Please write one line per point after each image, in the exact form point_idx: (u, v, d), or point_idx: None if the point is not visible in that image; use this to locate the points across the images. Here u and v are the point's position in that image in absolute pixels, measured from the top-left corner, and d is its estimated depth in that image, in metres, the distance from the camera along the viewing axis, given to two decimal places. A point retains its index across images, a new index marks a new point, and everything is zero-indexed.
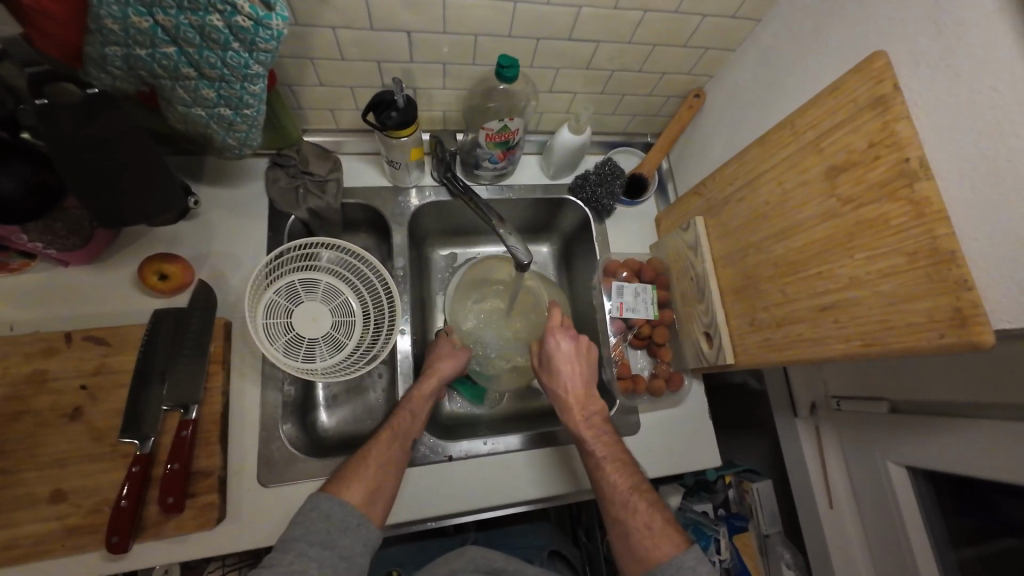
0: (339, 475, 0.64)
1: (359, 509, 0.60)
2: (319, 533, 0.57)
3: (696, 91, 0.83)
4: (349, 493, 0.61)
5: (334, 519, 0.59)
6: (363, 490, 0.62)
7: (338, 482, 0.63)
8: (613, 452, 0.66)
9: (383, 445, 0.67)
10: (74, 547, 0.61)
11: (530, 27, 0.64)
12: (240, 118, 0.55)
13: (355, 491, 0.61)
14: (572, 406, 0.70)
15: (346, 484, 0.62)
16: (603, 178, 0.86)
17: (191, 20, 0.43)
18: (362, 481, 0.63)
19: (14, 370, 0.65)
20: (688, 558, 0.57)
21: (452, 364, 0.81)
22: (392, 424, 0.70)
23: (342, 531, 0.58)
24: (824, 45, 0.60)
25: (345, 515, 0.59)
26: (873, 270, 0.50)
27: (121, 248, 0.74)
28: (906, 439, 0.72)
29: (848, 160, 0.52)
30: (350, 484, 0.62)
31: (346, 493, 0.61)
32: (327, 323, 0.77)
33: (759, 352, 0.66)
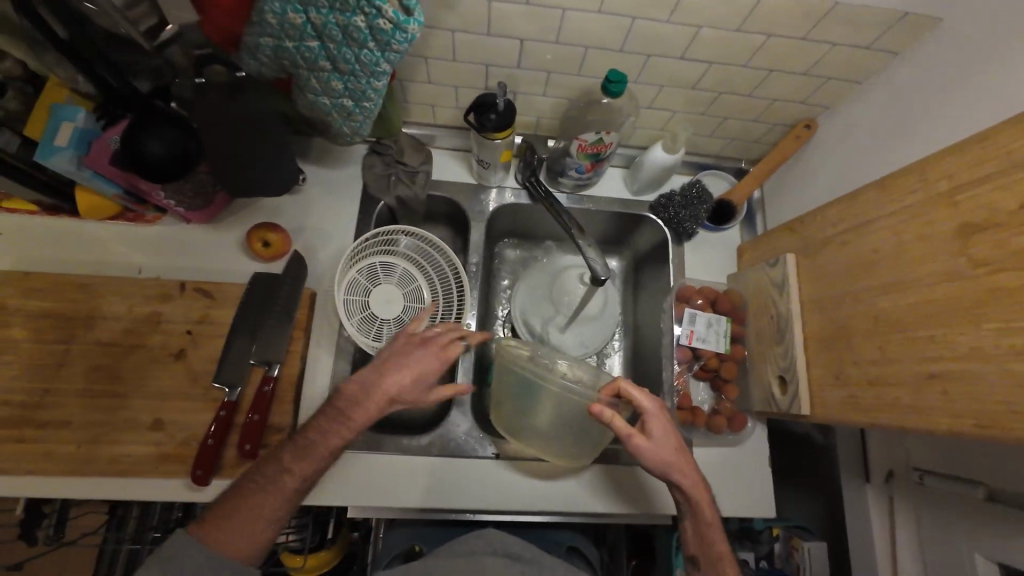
0: (224, 514, 0.58)
1: (239, 560, 0.57)
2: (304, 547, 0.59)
3: (807, 121, 0.77)
4: (219, 544, 0.57)
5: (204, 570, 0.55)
6: (239, 539, 0.57)
7: (215, 526, 0.57)
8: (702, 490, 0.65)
9: (281, 495, 0.59)
10: (164, 472, 0.69)
11: (643, 44, 0.63)
12: (359, 109, 0.59)
13: (233, 540, 0.57)
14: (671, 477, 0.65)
15: (223, 532, 0.57)
16: (688, 201, 0.84)
17: (338, 19, 0.47)
18: (245, 530, 0.57)
19: (138, 309, 0.74)
20: None
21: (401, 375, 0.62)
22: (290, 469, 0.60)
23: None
24: (974, 88, 0.54)
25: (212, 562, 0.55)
26: (1003, 344, 0.45)
27: (233, 212, 0.82)
28: (1003, 534, 0.64)
29: (988, 218, 0.47)
30: (229, 532, 0.57)
31: (221, 543, 0.56)
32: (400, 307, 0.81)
33: (843, 409, 0.62)
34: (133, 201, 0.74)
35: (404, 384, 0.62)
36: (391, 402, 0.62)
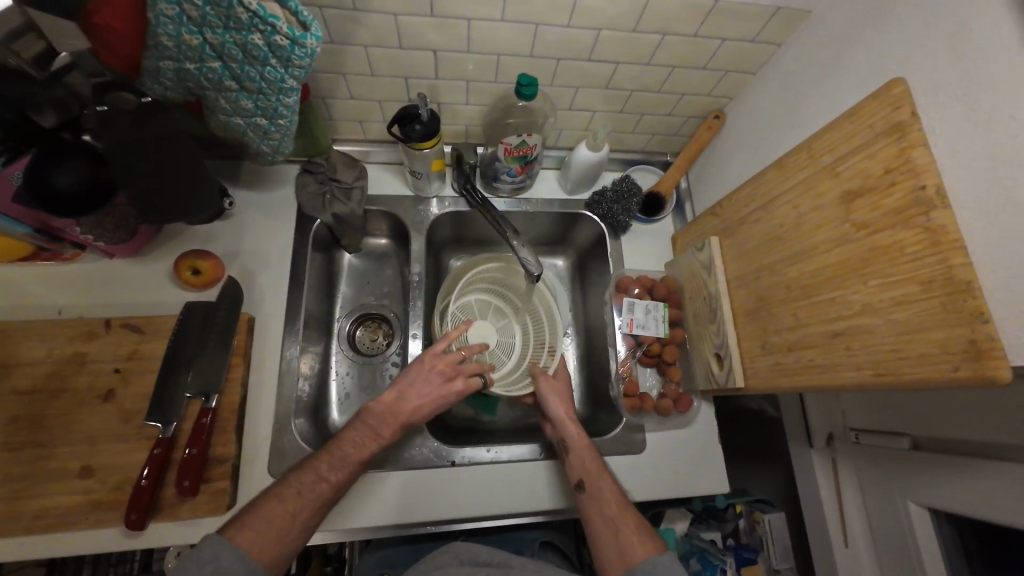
0: (251, 513, 0.56)
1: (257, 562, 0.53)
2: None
3: (716, 112, 0.83)
4: (245, 542, 0.53)
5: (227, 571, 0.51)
6: (269, 541, 0.55)
7: (239, 523, 0.55)
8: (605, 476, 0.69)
9: (310, 496, 0.58)
10: (97, 521, 0.65)
11: (551, 48, 0.66)
12: (274, 127, 0.59)
13: (256, 538, 0.54)
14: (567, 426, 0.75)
15: (252, 527, 0.55)
16: (619, 195, 0.88)
17: (235, 38, 0.47)
18: (270, 530, 0.55)
19: (59, 351, 0.70)
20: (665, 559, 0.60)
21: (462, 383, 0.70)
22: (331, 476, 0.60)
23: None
24: (845, 70, 0.60)
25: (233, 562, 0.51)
26: (886, 297, 0.49)
27: (161, 243, 0.80)
28: (928, 478, 0.68)
29: (863, 186, 0.52)
30: (254, 530, 0.55)
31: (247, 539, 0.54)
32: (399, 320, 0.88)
33: (771, 377, 0.65)
34: (46, 239, 0.71)
35: (425, 397, 0.69)
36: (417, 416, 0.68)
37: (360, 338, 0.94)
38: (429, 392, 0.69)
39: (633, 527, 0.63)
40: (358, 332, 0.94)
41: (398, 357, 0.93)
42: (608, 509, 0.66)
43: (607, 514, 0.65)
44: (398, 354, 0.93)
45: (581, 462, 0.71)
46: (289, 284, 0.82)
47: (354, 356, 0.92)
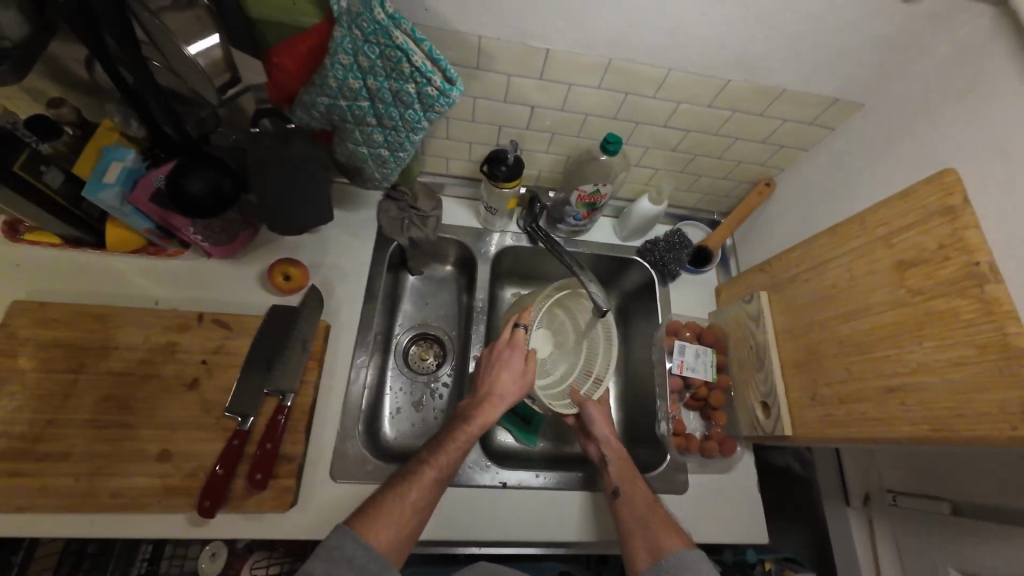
0: (370, 512, 0.64)
1: (382, 554, 0.61)
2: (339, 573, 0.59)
3: (766, 180, 0.91)
4: (374, 538, 0.62)
5: (359, 561, 0.60)
6: (392, 534, 0.63)
7: (367, 521, 0.63)
8: (640, 484, 0.77)
9: (417, 490, 0.67)
10: (168, 505, 0.67)
11: (633, 114, 0.75)
12: (393, 158, 0.67)
13: (382, 535, 0.62)
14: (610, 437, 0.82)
15: (375, 522, 0.63)
16: (671, 246, 0.95)
17: (392, 85, 0.56)
18: (391, 525, 0.64)
19: (154, 338, 0.75)
20: (695, 557, 0.67)
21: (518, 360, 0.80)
22: (435, 463, 0.70)
23: (362, 574, 0.59)
24: (895, 156, 0.68)
25: (367, 559, 0.60)
26: (941, 358, 0.54)
27: (253, 248, 0.87)
28: (971, 543, 0.70)
29: (917, 257, 0.59)
30: (378, 527, 0.63)
31: (373, 533, 0.62)
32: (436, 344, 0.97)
33: (820, 426, 0.69)
34: (161, 235, 0.78)
35: (507, 384, 0.78)
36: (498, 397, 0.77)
37: (414, 356, 0.98)
38: (510, 378, 0.78)
39: (659, 524, 0.71)
40: (413, 349, 0.99)
41: (449, 377, 0.97)
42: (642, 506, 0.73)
43: (638, 508, 0.73)
44: (449, 375, 0.97)
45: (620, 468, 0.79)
46: (364, 297, 0.88)
47: (407, 372, 0.96)
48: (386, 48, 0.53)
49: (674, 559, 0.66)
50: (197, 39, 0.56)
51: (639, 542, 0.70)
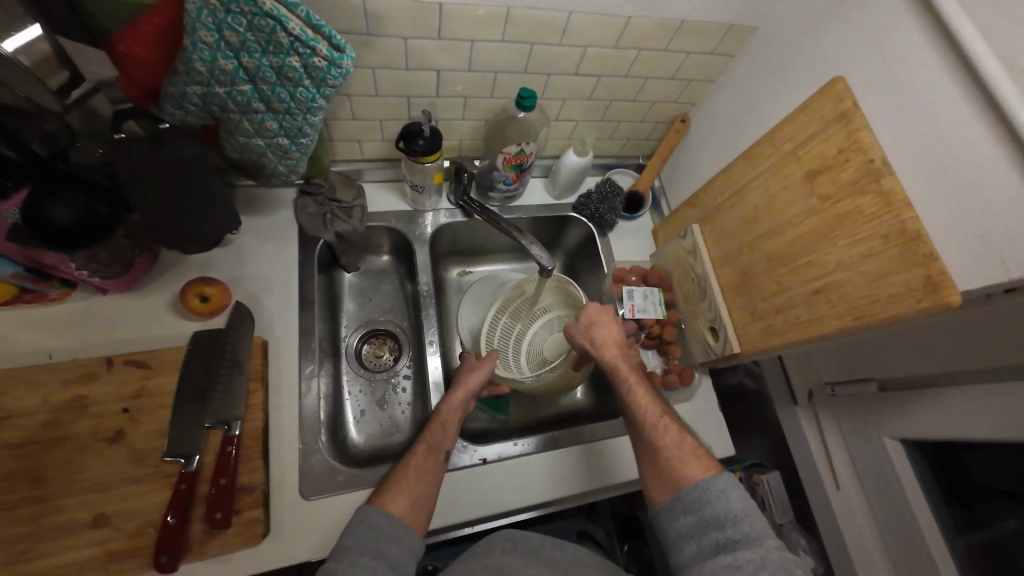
0: (386, 486, 0.66)
1: (402, 519, 0.62)
2: (370, 542, 0.59)
3: (681, 116, 0.93)
4: (391, 506, 0.63)
5: (384, 529, 0.61)
6: (407, 500, 0.64)
7: (383, 494, 0.65)
8: (653, 406, 0.71)
9: (421, 458, 0.69)
10: (118, 572, 0.60)
11: (543, 65, 0.73)
12: (295, 146, 0.61)
13: (398, 503, 0.63)
14: (609, 352, 0.78)
15: (388, 493, 0.64)
16: (604, 196, 0.96)
17: (272, 61, 0.50)
18: (405, 492, 0.65)
19: (56, 396, 0.66)
20: (718, 484, 0.62)
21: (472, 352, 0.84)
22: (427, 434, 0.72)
23: (391, 539, 0.60)
24: (790, 73, 0.72)
25: (390, 523, 0.61)
26: (855, 253, 0.59)
27: (156, 275, 0.77)
28: (898, 412, 0.80)
29: (823, 164, 0.62)
30: (393, 495, 0.64)
31: (389, 503, 0.63)
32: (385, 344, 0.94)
33: (763, 339, 0.74)
34: (34, 278, 0.67)
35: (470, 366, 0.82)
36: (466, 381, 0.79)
37: (367, 355, 0.94)
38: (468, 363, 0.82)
39: (680, 453, 0.66)
40: (365, 349, 0.94)
41: (409, 369, 0.94)
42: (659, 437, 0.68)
43: (650, 432, 0.69)
44: (408, 367, 0.94)
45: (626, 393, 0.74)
46: (298, 304, 0.81)
47: (364, 372, 0.91)
48: (254, 18, 0.46)
49: (698, 491, 0.62)
50: (10, 34, 0.52)
51: (658, 470, 0.66)
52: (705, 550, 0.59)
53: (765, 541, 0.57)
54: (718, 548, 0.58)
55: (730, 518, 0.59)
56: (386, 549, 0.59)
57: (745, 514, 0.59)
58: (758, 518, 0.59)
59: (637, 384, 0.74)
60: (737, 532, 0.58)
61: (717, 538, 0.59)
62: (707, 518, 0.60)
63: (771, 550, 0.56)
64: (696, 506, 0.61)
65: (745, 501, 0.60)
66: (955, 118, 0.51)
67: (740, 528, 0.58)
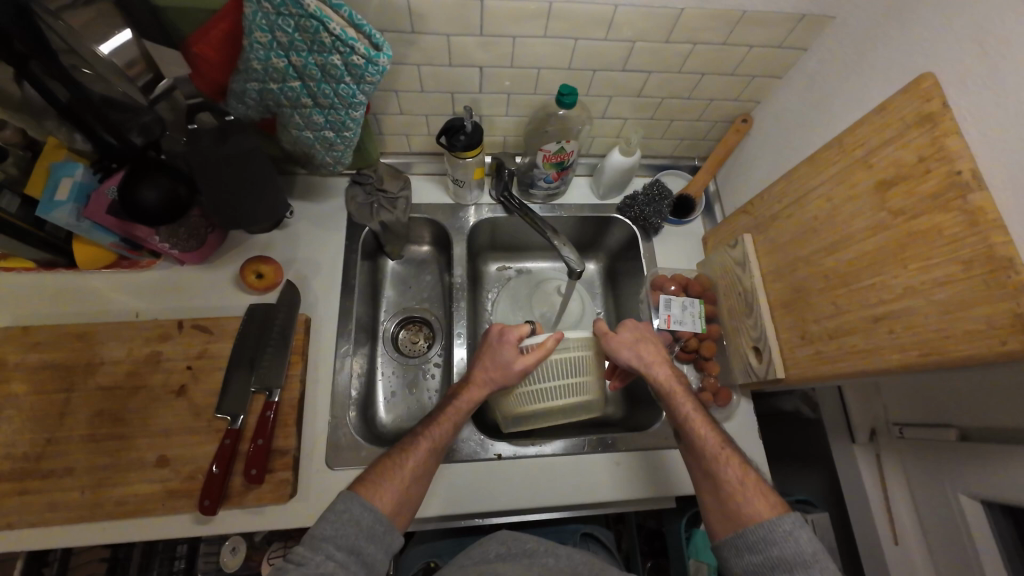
0: (371, 475, 0.64)
1: (387, 516, 0.62)
2: (348, 537, 0.59)
3: (743, 116, 0.86)
4: (377, 499, 0.62)
5: (364, 525, 0.60)
6: (394, 497, 0.63)
7: (367, 485, 0.63)
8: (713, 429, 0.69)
9: (422, 451, 0.67)
10: (172, 508, 0.69)
11: (587, 61, 0.71)
12: (340, 139, 0.65)
13: (385, 497, 0.62)
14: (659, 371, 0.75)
15: (378, 485, 0.63)
16: (651, 198, 0.91)
17: (317, 60, 0.53)
18: (393, 487, 0.63)
19: (137, 350, 0.76)
20: (784, 524, 0.58)
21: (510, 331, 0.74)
22: (431, 431, 0.70)
23: (370, 537, 0.60)
24: (871, 68, 0.63)
25: (373, 520, 0.60)
26: (928, 278, 0.51)
27: (225, 251, 0.87)
28: (979, 468, 0.68)
29: (898, 174, 0.54)
30: (381, 489, 0.63)
31: (377, 496, 0.62)
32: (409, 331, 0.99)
33: (812, 366, 0.66)
34: (129, 247, 0.78)
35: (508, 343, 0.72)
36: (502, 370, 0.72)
37: (404, 340, 0.98)
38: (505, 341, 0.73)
39: (744, 486, 0.62)
40: (401, 334, 0.99)
41: (440, 358, 0.97)
42: (728, 469, 0.64)
43: (712, 463, 0.66)
44: (439, 355, 0.97)
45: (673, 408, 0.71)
46: (341, 287, 0.87)
47: (398, 356, 0.96)
48: (301, 19, 0.50)
49: (760, 531, 0.59)
50: (107, 38, 0.61)
51: (720, 502, 0.63)
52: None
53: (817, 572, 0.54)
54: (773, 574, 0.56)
55: (798, 559, 0.56)
56: (363, 547, 0.59)
57: (816, 558, 0.55)
58: (829, 564, 0.55)
59: (693, 408, 0.70)
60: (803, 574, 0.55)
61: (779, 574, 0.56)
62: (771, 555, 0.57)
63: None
64: (761, 545, 0.58)
65: (816, 544, 0.56)
66: None
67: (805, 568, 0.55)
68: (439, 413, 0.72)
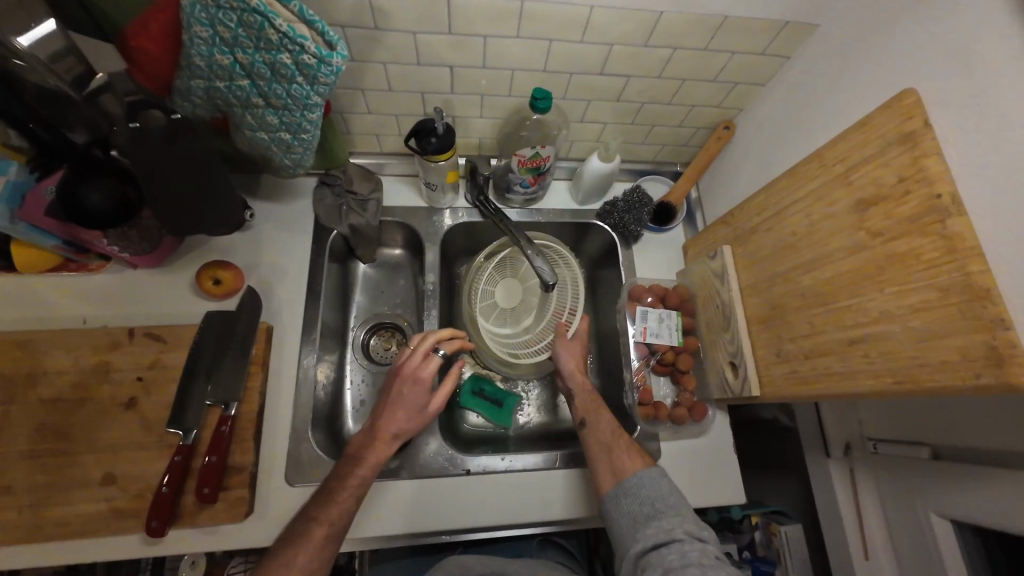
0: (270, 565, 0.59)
1: None
2: None
3: (726, 123, 0.84)
4: None
5: None
6: None
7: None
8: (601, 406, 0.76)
9: (349, 492, 0.63)
10: (118, 529, 0.65)
11: (563, 63, 0.68)
12: (297, 141, 0.61)
13: None
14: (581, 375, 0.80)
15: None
16: (631, 205, 0.88)
17: (265, 58, 0.49)
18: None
19: (83, 360, 0.72)
20: (653, 472, 0.65)
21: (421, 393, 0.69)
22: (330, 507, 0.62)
23: None
24: (854, 81, 0.61)
25: None
26: (904, 304, 0.49)
27: (182, 254, 0.82)
28: (951, 488, 0.67)
29: (878, 194, 0.52)
30: None
31: None
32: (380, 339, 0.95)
33: (787, 386, 0.65)
34: (75, 250, 0.73)
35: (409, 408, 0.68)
36: (397, 437, 0.67)
37: (374, 348, 0.95)
38: (408, 411, 0.68)
39: (624, 447, 0.68)
40: (372, 341, 0.95)
41: None
42: (606, 431, 0.71)
43: (602, 439, 0.71)
44: None
45: (588, 403, 0.76)
46: (306, 293, 0.83)
47: (369, 364, 0.93)
48: (244, 14, 0.46)
49: (634, 480, 0.64)
50: (27, 30, 0.54)
51: (607, 461, 0.68)
52: (634, 524, 0.61)
53: (686, 514, 0.61)
54: (649, 519, 0.61)
55: (660, 496, 0.63)
56: None
57: (672, 493, 0.63)
58: (682, 497, 0.63)
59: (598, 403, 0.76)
60: (662, 505, 0.62)
61: (647, 513, 0.61)
62: (643, 502, 0.62)
63: (692, 525, 0.59)
64: (636, 491, 0.63)
65: (673, 484, 0.64)
66: None
67: (667, 505, 0.62)
68: (337, 483, 0.64)
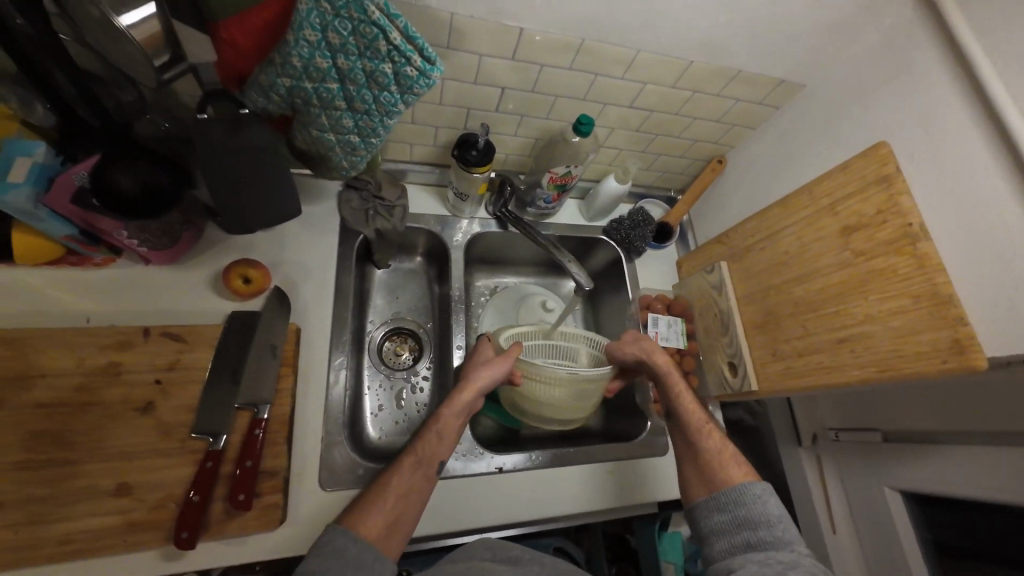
0: (358, 504, 0.62)
1: (373, 543, 0.59)
2: (335, 567, 0.55)
3: (719, 157, 0.97)
4: (362, 529, 0.60)
5: (351, 556, 0.56)
6: (383, 522, 0.61)
7: (355, 512, 0.61)
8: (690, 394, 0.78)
9: (407, 473, 0.66)
10: (135, 544, 0.60)
11: (602, 94, 0.76)
12: (364, 144, 0.63)
13: (372, 524, 0.60)
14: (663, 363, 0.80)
15: (364, 513, 0.61)
16: (636, 223, 0.98)
17: (365, 65, 0.53)
18: (381, 513, 0.61)
19: (90, 361, 0.66)
20: (756, 488, 0.63)
21: (488, 375, 0.76)
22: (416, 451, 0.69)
23: (357, 568, 0.56)
24: (831, 134, 0.76)
25: (359, 551, 0.57)
26: (886, 308, 0.62)
27: (199, 251, 0.78)
28: (900, 463, 0.82)
29: (859, 222, 0.66)
30: (367, 516, 0.61)
31: (363, 524, 0.60)
32: (396, 343, 0.96)
33: (782, 379, 0.76)
34: (84, 241, 0.67)
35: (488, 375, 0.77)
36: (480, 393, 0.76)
37: (389, 352, 0.95)
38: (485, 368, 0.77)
39: (720, 457, 0.68)
40: (387, 346, 0.95)
41: (428, 371, 0.95)
42: (694, 428, 0.73)
43: (693, 438, 0.72)
44: (427, 369, 0.95)
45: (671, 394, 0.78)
46: (334, 295, 0.83)
47: (385, 369, 0.92)
48: (361, 24, 0.49)
49: (733, 490, 0.64)
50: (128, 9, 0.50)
51: (698, 466, 0.69)
52: (731, 544, 0.60)
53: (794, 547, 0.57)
54: (748, 546, 0.59)
55: (765, 521, 0.59)
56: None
57: (781, 519, 0.59)
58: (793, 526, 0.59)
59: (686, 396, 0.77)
60: (768, 534, 0.58)
61: (748, 538, 0.59)
62: (733, 521, 0.61)
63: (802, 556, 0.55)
64: (727, 508, 0.62)
65: (782, 508, 0.60)
66: (993, 197, 0.55)
67: (773, 534, 0.58)
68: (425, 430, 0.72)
